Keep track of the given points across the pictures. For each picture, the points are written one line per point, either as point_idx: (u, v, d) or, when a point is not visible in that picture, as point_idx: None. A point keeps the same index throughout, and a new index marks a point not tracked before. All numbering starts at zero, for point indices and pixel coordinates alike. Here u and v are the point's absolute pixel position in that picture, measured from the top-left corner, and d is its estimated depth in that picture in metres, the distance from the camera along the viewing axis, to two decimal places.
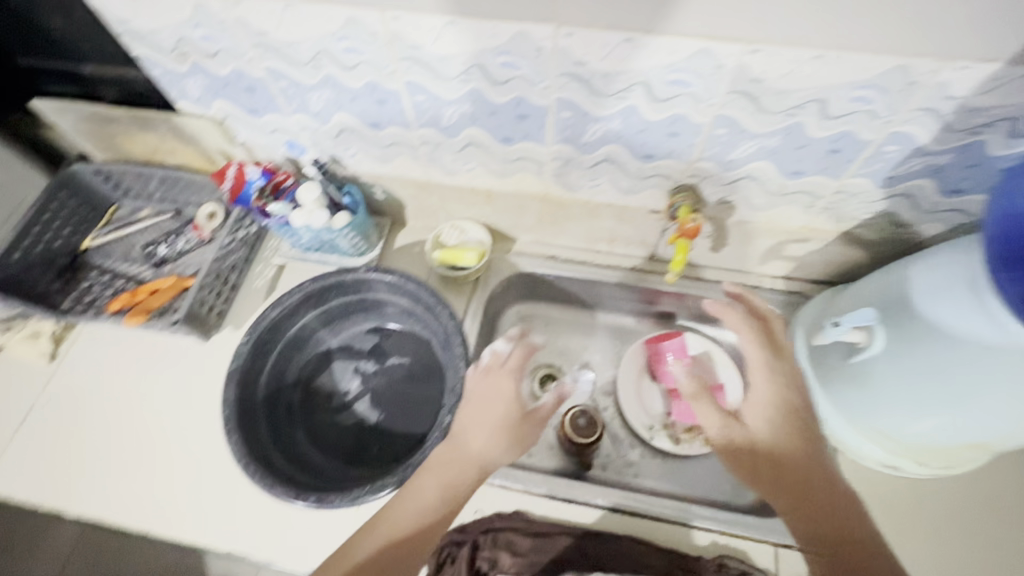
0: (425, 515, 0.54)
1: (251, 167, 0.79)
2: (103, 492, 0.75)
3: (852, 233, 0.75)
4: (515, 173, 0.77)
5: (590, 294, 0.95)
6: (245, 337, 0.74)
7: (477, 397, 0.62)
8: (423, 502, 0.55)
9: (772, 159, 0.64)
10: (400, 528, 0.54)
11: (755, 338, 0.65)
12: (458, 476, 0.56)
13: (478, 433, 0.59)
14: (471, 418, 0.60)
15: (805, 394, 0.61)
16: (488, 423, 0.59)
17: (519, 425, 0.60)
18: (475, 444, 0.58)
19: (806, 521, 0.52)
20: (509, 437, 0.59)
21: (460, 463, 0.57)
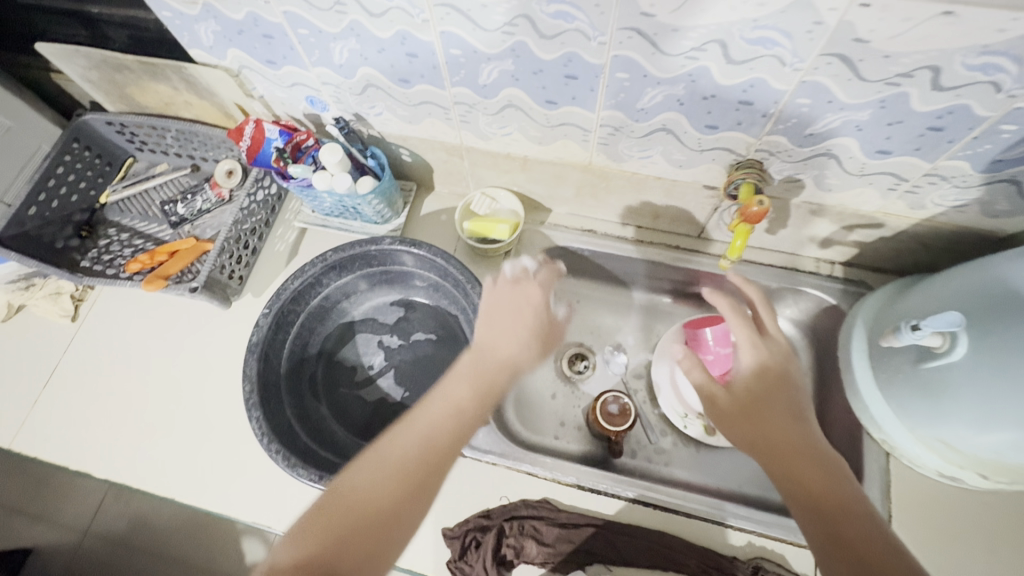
0: (456, 425, 0.49)
1: (270, 125, 0.73)
2: (127, 457, 0.74)
3: (934, 221, 0.66)
4: (556, 140, 0.70)
5: (627, 271, 0.89)
6: (266, 309, 0.69)
7: (501, 308, 0.59)
8: (454, 409, 0.50)
9: (858, 135, 0.56)
10: (434, 435, 0.47)
11: (742, 326, 0.62)
12: (490, 386, 0.52)
13: (507, 343, 0.55)
14: (497, 327, 0.57)
15: (791, 365, 0.58)
16: (516, 329, 0.57)
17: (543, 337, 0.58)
18: (506, 356, 0.54)
19: (792, 480, 0.47)
20: (535, 343, 0.57)
21: (488, 371, 0.53)
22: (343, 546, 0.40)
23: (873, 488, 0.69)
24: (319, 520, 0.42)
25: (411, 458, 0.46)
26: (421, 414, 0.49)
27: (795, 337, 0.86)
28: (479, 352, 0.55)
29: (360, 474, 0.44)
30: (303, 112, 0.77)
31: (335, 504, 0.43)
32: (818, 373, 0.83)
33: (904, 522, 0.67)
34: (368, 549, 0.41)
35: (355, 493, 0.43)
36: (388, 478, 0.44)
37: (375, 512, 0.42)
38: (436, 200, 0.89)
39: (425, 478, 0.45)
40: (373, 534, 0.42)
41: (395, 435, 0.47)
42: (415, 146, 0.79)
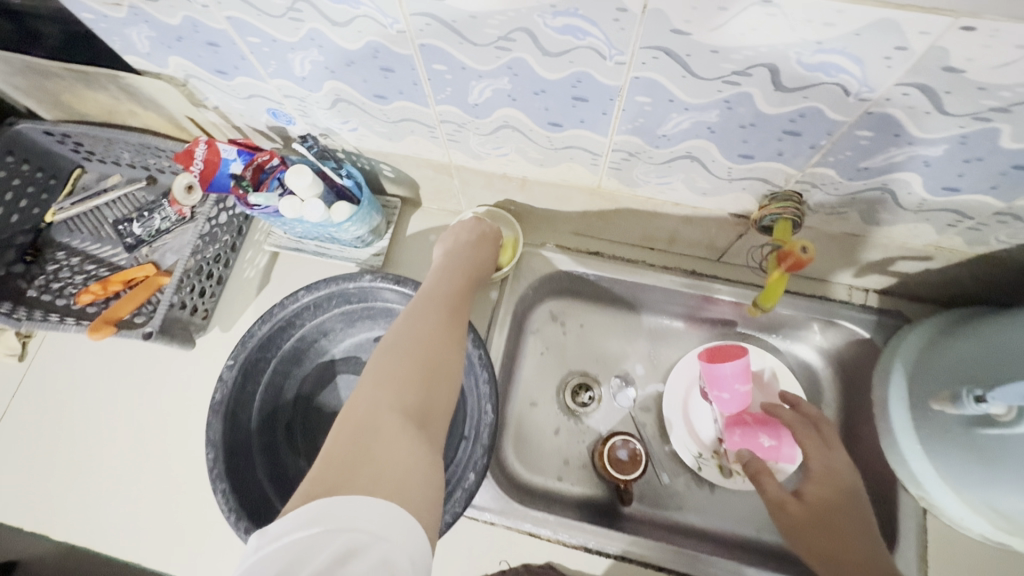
0: (451, 309, 0.55)
1: (225, 144, 0.62)
2: (87, 518, 0.67)
3: (994, 256, 0.58)
4: (560, 163, 0.60)
5: (636, 295, 0.81)
6: (231, 360, 0.61)
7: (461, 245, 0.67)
8: (443, 299, 0.56)
9: (924, 171, 0.46)
10: (441, 315, 0.53)
11: (811, 438, 0.67)
12: (464, 293, 0.60)
13: (466, 270, 0.63)
14: (457, 258, 0.65)
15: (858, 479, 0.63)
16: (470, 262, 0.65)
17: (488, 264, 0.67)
18: (467, 276, 0.62)
19: None
20: (489, 265, 0.68)
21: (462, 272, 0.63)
22: (422, 400, 0.44)
23: (909, 547, 0.63)
24: (383, 382, 0.44)
25: (431, 331, 0.51)
26: (419, 308, 0.54)
27: (820, 367, 0.79)
28: (441, 275, 0.61)
29: (393, 349, 0.48)
30: (266, 125, 0.67)
31: (389, 367, 0.46)
32: (845, 408, 0.76)
33: None
34: (436, 401, 0.46)
35: (402, 361, 0.46)
36: (427, 347, 0.48)
37: (436, 373, 0.47)
38: (424, 218, 0.79)
39: (445, 327, 0.52)
40: (441, 391, 0.46)
41: (406, 322, 0.51)
42: (397, 162, 0.69)
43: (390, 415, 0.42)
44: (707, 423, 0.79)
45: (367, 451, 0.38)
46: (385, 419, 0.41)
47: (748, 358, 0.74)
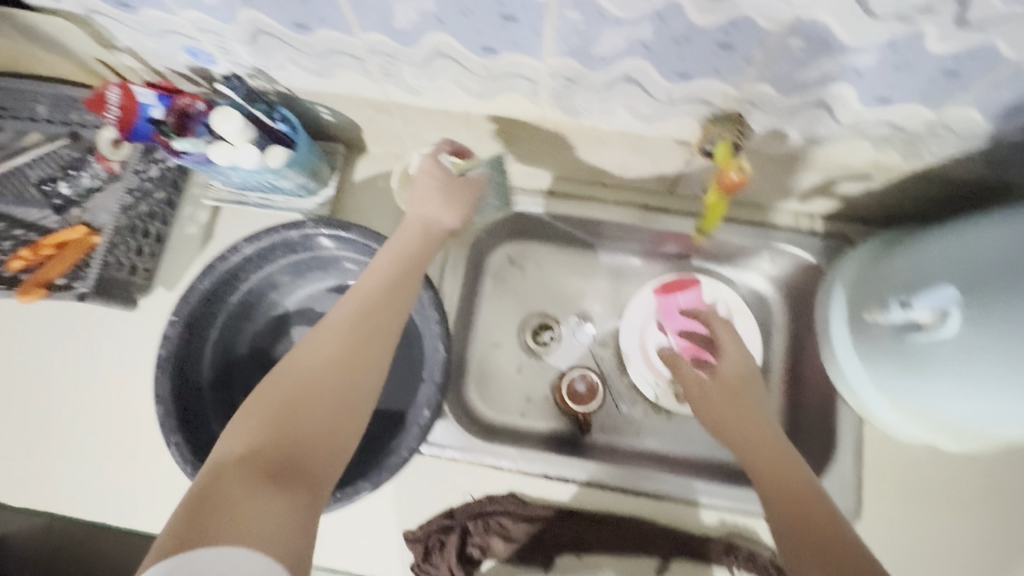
0: (366, 325, 0.48)
1: (141, 88, 0.58)
2: (49, 484, 0.66)
3: (929, 172, 0.59)
4: (501, 94, 0.58)
5: (592, 233, 0.80)
6: (173, 317, 0.59)
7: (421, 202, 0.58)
8: (362, 309, 0.49)
9: (857, 83, 0.46)
10: (347, 342, 0.47)
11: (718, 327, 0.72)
12: (397, 294, 0.51)
13: (410, 258, 0.54)
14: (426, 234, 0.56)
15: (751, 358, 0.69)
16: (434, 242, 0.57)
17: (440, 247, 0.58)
18: (407, 271, 0.53)
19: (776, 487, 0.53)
20: (446, 237, 0.58)
21: (407, 252, 0.55)
22: (291, 443, 0.43)
23: (845, 453, 0.67)
24: (255, 423, 0.43)
25: (326, 361, 0.46)
26: (336, 318, 0.48)
27: (770, 294, 0.81)
28: (375, 267, 0.53)
29: (274, 386, 0.45)
30: (187, 67, 0.62)
31: (278, 400, 0.44)
32: (793, 332, 0.78)
33: (873, 486, 0.66)
34: (313, 450, 0.43)
35: (280, 401, 0.44)
36: (313, 383, 0.45)
37: (313, 409, 0.44)
38: (371, 164, 0.76)
39: (359, 352, 0.47)
40: (314, 429, 0.44)
41: (307, 346, 0.47)
42: (334, 103, 0.66)
43: (242, 465, 0.40)
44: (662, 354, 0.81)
45: (210, 506, 0.38)
46: (238, 471, 0.40)
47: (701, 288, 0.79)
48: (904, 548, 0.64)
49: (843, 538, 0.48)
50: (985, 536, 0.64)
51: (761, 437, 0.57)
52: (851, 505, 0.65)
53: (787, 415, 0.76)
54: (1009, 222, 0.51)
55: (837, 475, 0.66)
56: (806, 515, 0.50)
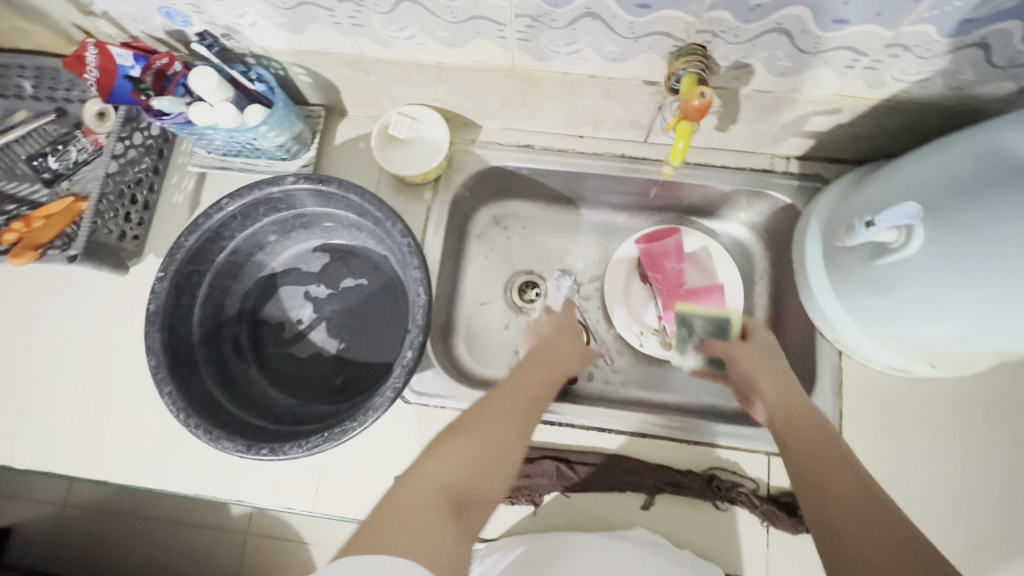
0: (528, 410, 0.54)
1: (119, 49, 0.60)
2: (53, 444, 0.68)
3: (895, 99, 0.60)
4: (470, 41, 0.59)
5: (572, 188, 0.81)
6: (160, 273, 0.60)
7: (559, 336, 0.68)
8: (526, 397, 0.55)
9: (811, 2, 0.47)
10: (519, 419, 0.52)
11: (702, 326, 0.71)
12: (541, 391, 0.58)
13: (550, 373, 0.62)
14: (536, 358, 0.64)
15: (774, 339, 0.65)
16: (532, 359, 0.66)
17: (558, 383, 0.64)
18: (547, 382, 0.60)
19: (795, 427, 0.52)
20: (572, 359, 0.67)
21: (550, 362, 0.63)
22: (471, 484, 0.44)
23: (826, 386, 0.68)
24: (448, 452, 0.46)
25: (508, 427, 0.50)
26: (511, 396, 0.54)
27: (751, 242, 0.82)
28: (530, 367, 0.60)
29: (473, 430, 0.48)
30: (163, 30, 0.64)
31: (464, 438, 0.48)
32: (775, 276, 0.79)
33: (854, 417, 0.68)
34: (482, 493, 0.45)
35: (479, 441, 0.47)
36: (493, 438, 0.48)
37: (489, 458, 0.47)
38: (351, 126, 0.78)
39: (524, 426, 0.52)
40: (486, 481, 0.46)
41: (490, 407, 0.52)
42: (309, 62, 0.67)
43: (437, 489, 0.43)
44: (646, 303, 0.81)
45: (392, 513, 0.40)
46: (427, 492, 0.42)
47: (681, 235, 0.80)
48: (886, 475, 0.65)
49: (841, 455, 0.48)
50: (965, 460, 0.65)
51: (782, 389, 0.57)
52: None
53: None
54: (964, 142, 0.52)
55: (818, 408, 0.68)
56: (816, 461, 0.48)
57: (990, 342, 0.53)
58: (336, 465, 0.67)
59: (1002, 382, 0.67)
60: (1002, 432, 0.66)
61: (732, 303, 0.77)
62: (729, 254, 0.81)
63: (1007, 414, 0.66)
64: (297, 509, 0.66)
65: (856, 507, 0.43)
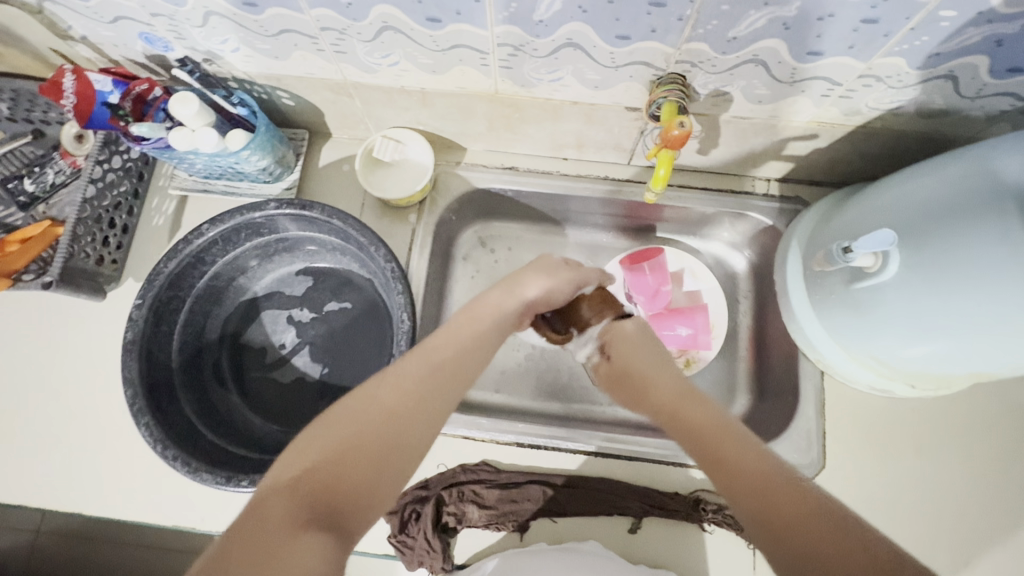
0: (439, 377, 0.44)
1: (97, 74, 0.59)
2: (24, 478, 0.66)
3: (869, 126, 0.61)
4: (452, 67, 0.59)
5: (557, 210, 0.82)
6: (138, 300, 0.59)
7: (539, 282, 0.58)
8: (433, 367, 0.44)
9: (785, 36, 0.48)
10: (416, 394, 0.42)
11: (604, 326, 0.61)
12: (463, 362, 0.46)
13: (491, 342, 0.50)
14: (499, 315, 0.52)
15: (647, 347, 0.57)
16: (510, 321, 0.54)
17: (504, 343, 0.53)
18: (476, 336, 0.49)
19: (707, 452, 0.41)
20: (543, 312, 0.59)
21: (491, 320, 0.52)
22: (340, 488, 0.35)
23: (808, 407, 0.69)
24: (304, 451, 0.37)
25: (399, 396, 0.41)
26: (409, 365, 0.44)
27: (734, 262, 0.83)
28: (451, 329, 0.49)
29: (345, 413, 0.39)
30: (143, 54, 0.63)
31: (336, 430, 0.38)
32: (757, 296, 0.80)
33: (836, 437, 0.68)
34: (355, 491, 0.36)
35: (354, 432, 0.38)
36: (387, 420, 0.40)
37: (368, 460, 0.37)
38: (335, 149, 0.78)
39: (432, 393, 0.43)
40: (362, 483, 0.36)
41: (387, 374, 0.43)
42: (292, 86, 0.67)
43: (284, 500, 0.34)
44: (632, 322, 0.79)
45: (238, 539, 0.31)
46: (277, 505, 0.33)
47: (664, 254, 0.79)
48: (869, 493, 0.66)
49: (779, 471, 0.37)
50: (945, 479, 0.66)
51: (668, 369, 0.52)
52: (816, 456, 0.67)
53: (755, 376, 0.77)
54: (932, 170, 0.54)
55: (801, 428, 0.68)
56: (729, 444, 0.40)
57: (967, 364, 0.54)
58: None
59: (978, 401, 0.68)
60: (980, 452, 0.67)
61: (716, 323, 0.78)
62: (713, 273, 0.81)
63: (985, 434, 0.67)
64: None
65: (791, 514, 0.35)
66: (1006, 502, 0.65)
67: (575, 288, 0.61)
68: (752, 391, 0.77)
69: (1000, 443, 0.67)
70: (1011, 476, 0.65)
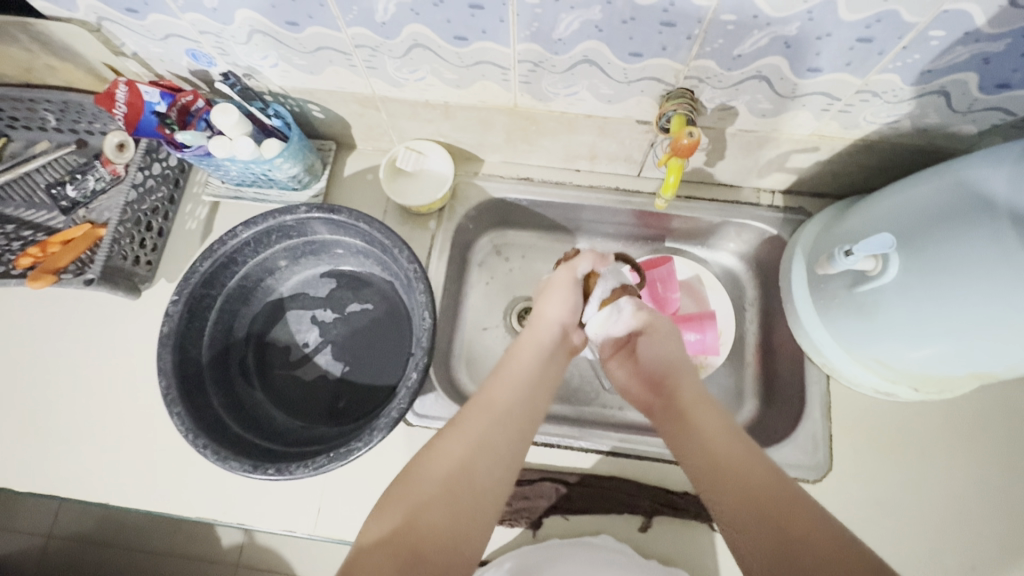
0: (501, 424, 0.51)
1: (147, 87, 0.64)
2: (55, 468, 0.69)
3: (868, 139, 0.65)
4: (475, 83, 0.64)
5: (570, 219, 0.85)
6: (175, 296, 0.62)
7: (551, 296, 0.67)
8: (498, 419, 0.52)
9: (787, 53, 0.52)
10: (481, 431, 0.50)
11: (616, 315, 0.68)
12: (528, 406, 0.54)
13: (545, 365, 0.60)
14: (538, 345, 0.61)
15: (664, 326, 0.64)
16: (553, 344, 0.63)
17: (564, 360, 0.64)
18: (540, 374, 0.58)
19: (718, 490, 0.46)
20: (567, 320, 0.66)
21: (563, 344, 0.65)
22: (425, 542, 0.43)
23: (815, 409, 0.70)
24: (392, 510, 0.45)
25: (470, 455, 0.48)
26: (486, 394, 0.54)
27: (740, 271, 0.85)
28: (505, 378, 0.56)
29: (417, 472, 0.47)
30: (188, 69, 0.68)
31: (419, 470, 0.47)
32: (763, 303, 0.82)
33: (843, 440, 0.70)
34: (442, 535, 0.44)
35: (423, 491, 0.46)
36: (467, 436, 0.50)
37: (443, 466, 0.47)
38: (360, 159, 0.82)
39: (502, 445, 0.50)
40: (441, 527, 0.44)
41: (462, 421, 0.51)
42: (324, 100, 0.71)
43: (381, 550, 0.42)
44: None
45: None
46: (374, 557, 0.41)
47: (673, 262, 0.81)
48: (874, 494, 0.67)
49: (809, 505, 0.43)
50: (951, 482, 0.67)
51: (693, 397, 0.54)
52: (823, 458, 0.68)
53: (762, 381, 0.79)
54: (929, 179, 0.57)
55: (809, 431, 0.69)
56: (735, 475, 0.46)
57: (967, 365, 0.56)
58: (336, 488, 0.68)
59: (981, 406, 0.70)
60: (984, 456, 0.68)
61: (724, 330, 0.80)
62: (720, 281, 0.84)
63: (988, 438, 0.69)
64: (297, 532, 0.67)
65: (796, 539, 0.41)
66: (1010, 505, 0.66)
67: (576, 279, 0.68)
68: (759, 396, 0.79)
69: (1005, 447, 0.68)
70: (1016, 481, 0.66)
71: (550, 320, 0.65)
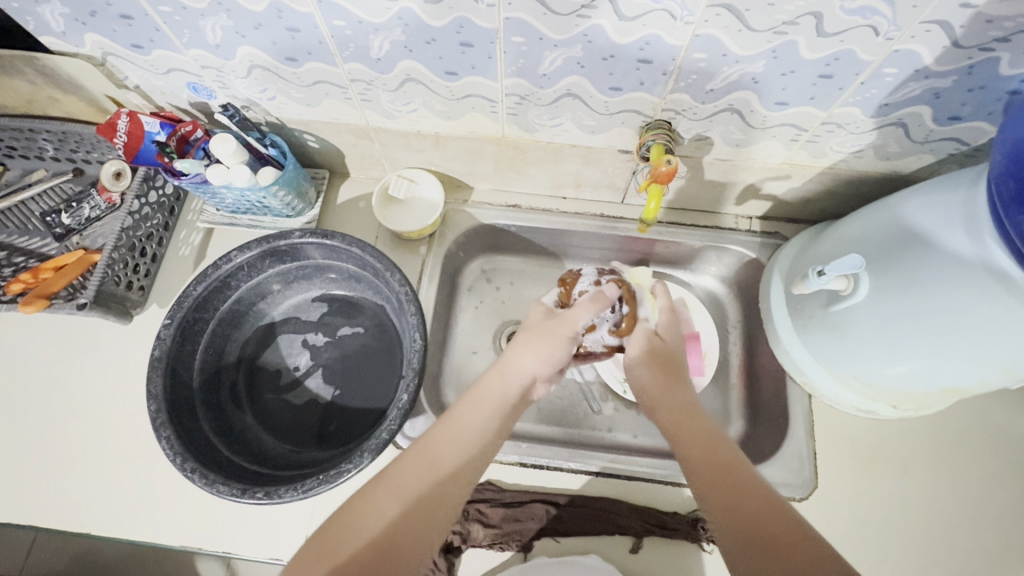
0: (441, 486, 0.51)
1: (148, 117, 0.67)
2: (36, 496, 0.68)
3: (835, 168, 0.69)
4: (465, 114, 0.67)
5: (557, 244, 0.87)
6: (167, 320, 0.63)
7: (529, 344, 0.64)
8: (445, 484, 0.51)
9: (755, 88, 0.56)
10: (416, 485, 0.50)
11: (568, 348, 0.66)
12: (474, 452, 0.55)
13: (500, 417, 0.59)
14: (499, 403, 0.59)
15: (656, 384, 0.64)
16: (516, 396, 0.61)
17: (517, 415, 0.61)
18: (491, 422, 0.58)
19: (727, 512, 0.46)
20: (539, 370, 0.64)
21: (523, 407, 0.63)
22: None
23: (799, 427, 0.71)
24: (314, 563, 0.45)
25: (403, 514, 0.48)
26: (427, 440, 0.54)
27: (723, 294, 0.88)
28: (454, 430, 0.55)
29: (355, 517, 0.48)
30: (188, 101, 0.71)
31: (346, 526, 0.47)
32: (746, 325, 0.85)
33: (827, 458, 0.71)
34: None
35: (347, 546, 0.46)
36: (401, 480, 0.51)
37: (359, 518, 0.48)
38: (352, 187, 0.84)
39: (434, 497, 0.50)
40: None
41: (401, 466, 0.52)
42: (319, 131, 0.74)
43: None
44: None
45: None
46: None
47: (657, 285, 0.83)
48: (861, 512, 0.68)
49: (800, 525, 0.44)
50: (929, 501, 0.68)
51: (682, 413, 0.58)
52: (808, 476, 0.69)
53: (748, 401, 0.80)
54: (890, 203, 0.60)
55: (793, 448, 0.70)
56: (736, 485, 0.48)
57: (939, 380, 0.58)
58: (325, 513, 0.67)
59: (956, 424, 0.72)
60: (962, 473, 0.69)
61: (708, 351, 0.82)
62: (704, 304, 0.86)
63: (964, 454, 0.70)
64: (285, 560, 0.65)
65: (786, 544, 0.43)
66: (989, 521, 0.67)
67: (573, 333, 0.66)
68: (745, 416, 0.80)
69: (981, 465, 0.70)
70: (992, 496, 0.68)
71: (522, 375, 0.62)
